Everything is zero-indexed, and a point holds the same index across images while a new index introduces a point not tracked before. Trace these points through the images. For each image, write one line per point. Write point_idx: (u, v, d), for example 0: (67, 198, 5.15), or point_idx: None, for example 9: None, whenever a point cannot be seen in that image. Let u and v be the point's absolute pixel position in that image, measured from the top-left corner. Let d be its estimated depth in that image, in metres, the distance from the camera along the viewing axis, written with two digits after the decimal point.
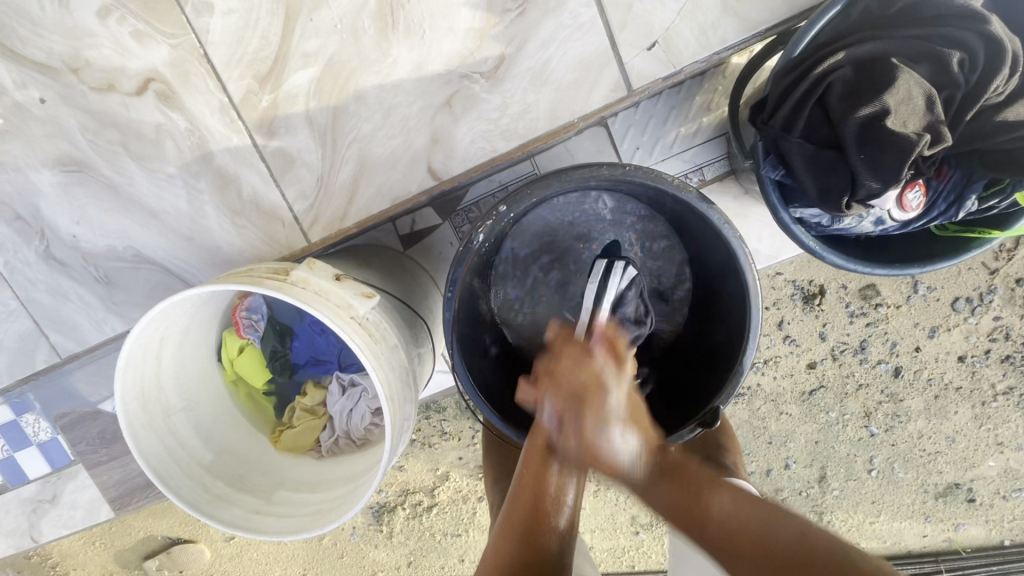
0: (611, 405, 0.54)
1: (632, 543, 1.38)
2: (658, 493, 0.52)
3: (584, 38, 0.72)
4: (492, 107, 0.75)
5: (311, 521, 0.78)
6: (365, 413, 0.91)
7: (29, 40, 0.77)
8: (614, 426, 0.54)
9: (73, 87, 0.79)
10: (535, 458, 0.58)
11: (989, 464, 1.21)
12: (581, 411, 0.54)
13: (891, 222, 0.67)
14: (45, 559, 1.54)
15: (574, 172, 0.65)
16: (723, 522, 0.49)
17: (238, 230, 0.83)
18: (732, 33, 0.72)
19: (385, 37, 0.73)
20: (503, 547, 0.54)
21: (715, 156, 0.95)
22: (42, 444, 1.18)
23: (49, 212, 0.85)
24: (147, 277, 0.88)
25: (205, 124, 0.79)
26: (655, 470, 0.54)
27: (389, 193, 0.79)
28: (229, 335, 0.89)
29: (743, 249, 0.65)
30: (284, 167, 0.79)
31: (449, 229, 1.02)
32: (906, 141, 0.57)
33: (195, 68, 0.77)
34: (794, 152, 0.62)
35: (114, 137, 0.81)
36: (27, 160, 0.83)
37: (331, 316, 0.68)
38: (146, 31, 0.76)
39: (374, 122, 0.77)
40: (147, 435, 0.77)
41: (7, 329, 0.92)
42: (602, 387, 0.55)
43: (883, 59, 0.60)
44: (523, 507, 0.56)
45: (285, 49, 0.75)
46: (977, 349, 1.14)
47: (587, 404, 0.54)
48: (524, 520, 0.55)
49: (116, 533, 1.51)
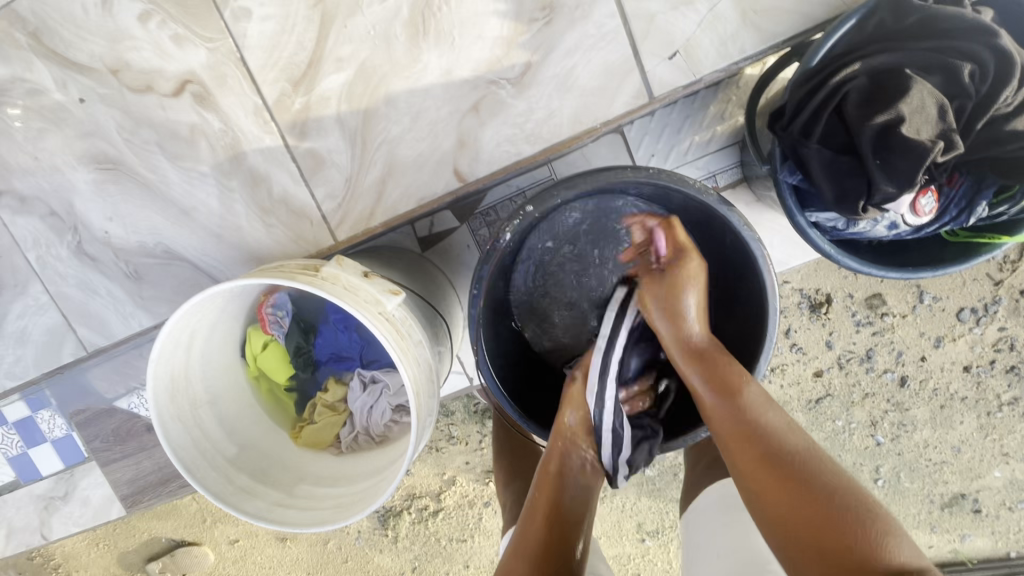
0: (687, 303, 0.71)
1: (638, 551, 1.39)
2: (698, 376, 0.68)
3: (607, 47, 0.75)
4: (518, 112, 0.78)
5: (333, 514, 0.79)
6: (387, 409, 0.92)
7: (72, 42, 0.81)
8: (692, 292, 0.72)
9: (112, 87, 0.82)
10: (544, 491, 0.74)
11: (995, 474, 1.22)
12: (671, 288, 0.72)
13: (904, 226, 0.69)
14: (47, 560, 1.56)
15: (598, 174, 0.68)
16: (756, 412, 0.63)
17: (266, 229, 0.86)
18: (750, 45, 0.75)
19: (416, 44, 0.76)
20: (513, 562, 0.69)
21: (728, 164, 0.98)
22: (55, 441, 1.16)
23: (82, 209, 0.88)
24: (176, 274, 0.90)
25: (238, 125, 0.82)
26: (706, 361, 0.68)
27: (415, 195, 0.82)
28: (254, 331, 0.91)
29: (762, 251, 0.67)
30: (314, 167, 0.82)
31: (467, 232, 1.04)
32: (920, 148, 0.60)
33: (232, 71, 0.80)
34: (813, 158, 0.65)
35: (150, 136, 0.83)
36: (63, 158, 0.86)
37: (361, 310, 0.71)
38: (185, 35, 0.79)
39: (403, 125, 0.79)
40: (176, 425, 0.78)
41: (36, 322, 0.95)
42: (687, 281, 0.72)
43: (897, 69, 0.63)
44: (531, 530, 0.71)
45: (319, 54, 0.78)
46: (982, 359, 1.16)
47: (678, 272, 0.72)
48: (533, 538, 0.70)
49: (120, 534, 1.53)
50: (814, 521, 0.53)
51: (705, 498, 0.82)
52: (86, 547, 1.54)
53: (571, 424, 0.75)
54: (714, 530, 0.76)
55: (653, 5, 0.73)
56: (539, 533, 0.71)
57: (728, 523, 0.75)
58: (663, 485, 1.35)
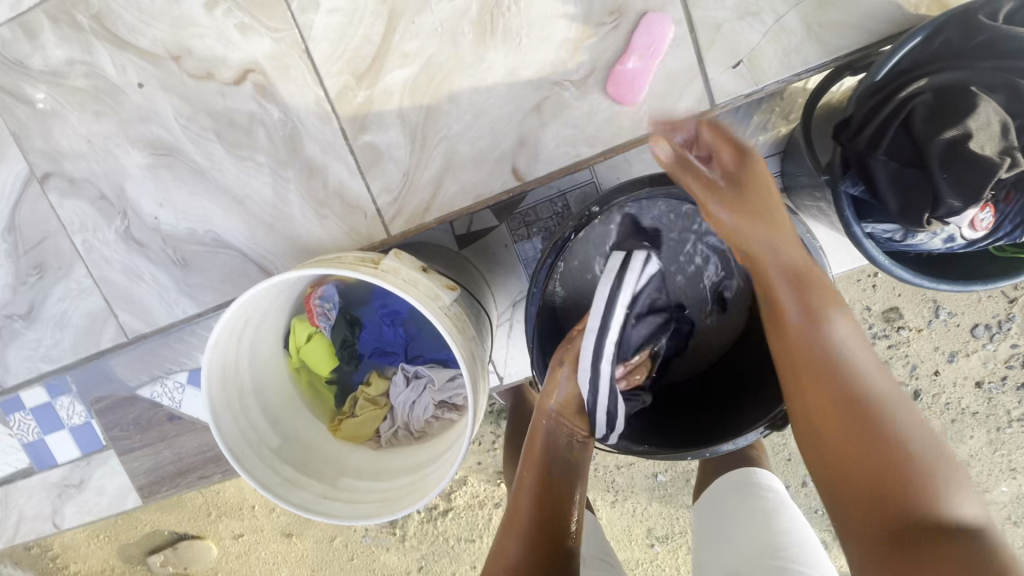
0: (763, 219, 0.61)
1: (646, 556, 1.40)
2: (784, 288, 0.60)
3: (673, 53, 0.76)
4: (579, 114, 0.79)
5: (379, 507, 0.80)
6: (429, 404, 0.93)
7: (135, 27, 0.81)
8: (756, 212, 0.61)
9: (173, 73, 0.82)
10: (532, 466, 0.76)
11: (1001, 489, 1.24)
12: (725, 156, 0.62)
13: (960, 241, 0.70)
14: (44, 551, 1.54)
15: (660, 180, 0.69)
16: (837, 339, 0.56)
17: (320, 220, 0.86)
18: (813, 56, 0.76)
19: (483, 43, 0.77)
20: (507, 539, 0.70)
21: (767, 174, 1.00)
22: (74, 428, 1.14)
23: (133, 193, 0.88)
24: (223, 262, 0.90)
25: (298, 116, 0.82)
26: (790, 275, 0.60)
27: (472, 192, 0.82)
28: (300, 322, 0.91)
29: (823, 259, 0.68)
30: (372, 161, 0.82)
31: (506, 231, 1.05)
32: (989, 163, 0.62)
33: (295, 62, 0.80)
34: (879, 169, 0.66)
35: (208, 124, 0.83)
36: (118, 142, 0.86)
37: (424, 304, 0.71)
38: (251, 24, 0.79)
39: (463, 122, 0.80)
40: (225, 415, 0.78)
41: (76, 306, 0.95)
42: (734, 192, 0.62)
43: (963, 86, 0.65)
44: (520, 505, 0.72)
45: (385, 49, 0.78)
46: (994, 375, 1.18)
47: (746, 170, 0.61)
48: (524, 517, 0.71)
49: (122, 527, 1.52)
50: (869, 476, 0.49)
51: (718, 487, 0.84)
52: (84, 539, 1.53)
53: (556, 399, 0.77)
54: (728, 520, 0.77)
55: (720, 14, 0.75)
56: (526, 518, 0.71)
57: (740, 510, 0.77)
58: (675, 491, 1.36)
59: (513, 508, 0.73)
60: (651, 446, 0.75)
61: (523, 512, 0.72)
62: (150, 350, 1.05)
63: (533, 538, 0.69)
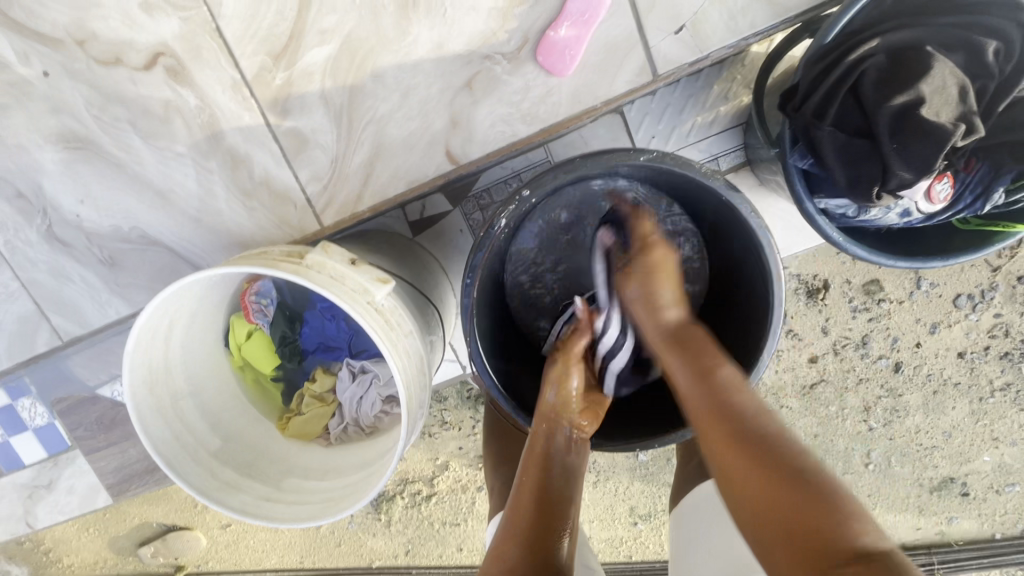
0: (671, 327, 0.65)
1: (630, 534, 1.38)
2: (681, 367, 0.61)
3: (610, 20, 0.70)
4: (513, 90, 0.73)
5: (321, 509, 0.76)
6: (376, 400, 0.90)
7: (32, 10, 0.74)
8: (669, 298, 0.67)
9: (78, 60, 0.76)
10: (534, 470, 0.66)
11: (984, 459, 1.22)
12: (659, 275, 0.68)
13: (917, 215, 0.66)
14: (35, 546, 1.50)
15: (597, 158, 0.64)
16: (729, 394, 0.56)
17: (248, 213, 0.81)
18: (760, 19, 0.70)
19: (406, 15, 0.71)
20: (504, 544, 0.60)
21: (731, 147, 0.95)
22: (37, 429, 1.07)
23: (51, 191, 0.83)
24: (154, 259, 0.86)
25: (216, 102, 0.76)
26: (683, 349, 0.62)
27: (405, 177, 0.78)
28: (237, 320, 0.88)
29: (770, 241, 0.64)
30: (298, 148, 0.77)
31: (460, 216, 1.00)
32: (942, 130, 0.56)
33: (207, 43, 0.74)
34: (826, 140, 0.61)
35: (121, 114, 0.78)
36: (29, 136, 0.80)
37: (347, 301, 0.67)
38: (156, 3, 0.73)
39: (391, 103, 0.75)
40: (155, 419, 0.75)
41: (7, 310, 0.91)
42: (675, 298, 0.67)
43: (917, 47, 0.59)
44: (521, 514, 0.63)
45: (301, 26, 0.73)
46: (977, 346, 1.14)
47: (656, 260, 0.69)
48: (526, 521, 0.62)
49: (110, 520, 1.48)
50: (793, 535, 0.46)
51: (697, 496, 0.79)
52: (75, 532, 1.49)
53: (556, 402, 0.71)
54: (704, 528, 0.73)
55: None
56: (516, 544, 0.60)
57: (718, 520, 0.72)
58: (656, 469, 1.35)
59: (509, 522, 0.63)
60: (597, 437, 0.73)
61: (523, 519, 0.63)
62: (105, 346, 0.94)
63: (525, 550, 0.59)
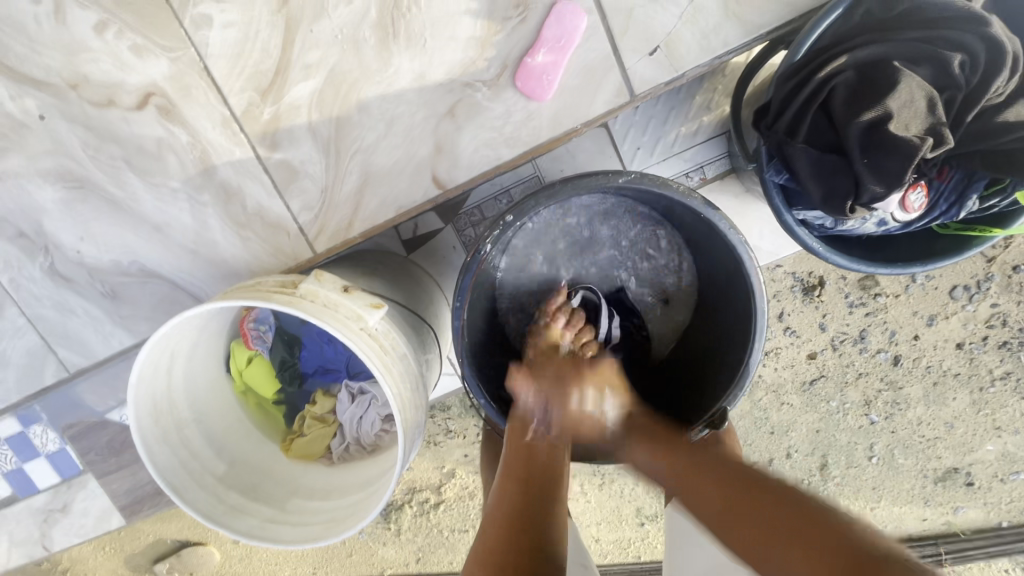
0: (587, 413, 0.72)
1: (638, 534, 1.40)
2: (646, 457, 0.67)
3: (586, 44, 0.72)
4: (495, 115, 0.75)
5: (324, 529, 0.78)
6: (376, 419, 0.92)
7: (26, 56, 0.77)
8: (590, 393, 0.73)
9: (72, 102, 0.78)
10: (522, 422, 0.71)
11: (987, 448, 1.23)
12: (572, 383, 0.73)
13: (894, 223, 0.68)
14: (53, 567, 1.52)
15: (576, 182, 0.66)
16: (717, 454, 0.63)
17: (243, 243, 0.83)
18: (733, 36, 0.72)
19: (387, 47, 0.73)
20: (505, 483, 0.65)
21: (715, 155, 0.96)
22: (49, 454, 1.09)
23: (52, 228, 0.85)
24: (155, 291, 0.89)
25: (207, 138, 0.79)
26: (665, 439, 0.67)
27: (394, 204, 0.80)
28: (237, 346, 0.91)
29: (749, 254, 0.66)
30: (288, 178, 0.79)
31: (453, 233, 1.01)
32: (908, 146, 0.57)
33: (196, 82, 0.76)
34: (799, 157, 0.62)
35: (116, 152, 0.80)
36: (28, 177, 0.82)
37: (338, 328, 0.69)
38: (145, 45, 0.75)
39: (377, 132, 0.77)
40: (161, 448, 0.77)
41: (15, 345, 0.94)
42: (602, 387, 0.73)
43: (885, 62, 0.60)
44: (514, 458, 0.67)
45: (286, 61, 0.75)
46: (974, 336, 1.15)
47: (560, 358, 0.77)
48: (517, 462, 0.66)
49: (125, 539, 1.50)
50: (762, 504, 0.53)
51: None
52: (91, 553, 1.49)
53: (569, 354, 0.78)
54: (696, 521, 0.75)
55: None
56: (511, 502, 0.63)
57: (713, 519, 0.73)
58: None
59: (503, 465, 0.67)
60: (587, 451, 0.75)
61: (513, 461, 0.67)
62: (113, 371, 0.96)
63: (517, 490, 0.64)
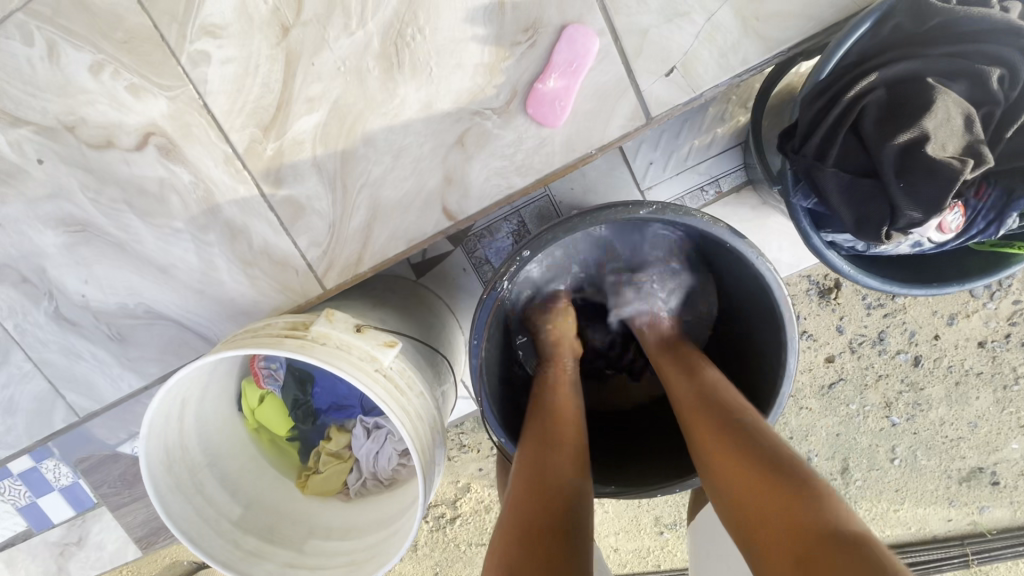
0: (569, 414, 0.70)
1: (656, 543, 1.37)
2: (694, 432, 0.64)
3: (598, 67, 0.69)
4: (505, 144, 0.72)
5: (345, 573, 0.76)
6: (392, 454, 0.90)
7: (21, 100, 0.74)
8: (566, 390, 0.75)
9: (71, 146, 0.76)
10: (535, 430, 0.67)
11: (1012, 447, 1.20)
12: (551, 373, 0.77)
13: (928, 244, 0.65)
14: None
15: (595, 215, 0.63)
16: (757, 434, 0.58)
17: (250, 281, 0.81)
18: (753, 54, 0.68)
19: (392, 78, 0.70)
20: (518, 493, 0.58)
21: (730, 167, 0.93)
22: (63, 490, 1.07)
23: (55, 273, 0.83)
24: (161, 332, 0.87)
25: (209, 176, 0.76)
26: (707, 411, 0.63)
27: (404, 236, 0.77)
28: (249, 385, 0.90)
29: (779, 285, 0.63)
30: (295, 216, 0.77)
31: (462, 255, 0.99)
32: (949, 169, 0.55)
33: (196, 120, 0.74)
34: (829, 183, 0.60)
35: (117, 195, 0.78)
36: (28, 221, 0.80)
37: (353, 373, 0.67)
38: (142, 84, 0.73)
39: (384, 164, 0.74)
40: (174, 496, 0.75)
41: (23, 390, 0.92)
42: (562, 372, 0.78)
43: (917, 80, 0.58)
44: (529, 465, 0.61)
45: (287, 96, 0.72)
46: (997, 334, 1.11)
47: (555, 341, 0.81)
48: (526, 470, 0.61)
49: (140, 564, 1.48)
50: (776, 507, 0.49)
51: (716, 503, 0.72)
52: None
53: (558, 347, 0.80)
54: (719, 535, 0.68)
55: (645, 19, 0.67)
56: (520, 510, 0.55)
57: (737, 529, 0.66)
58: None
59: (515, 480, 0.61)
60: (616, 487, 0.71)
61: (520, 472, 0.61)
62: (123, 411, 0.95)
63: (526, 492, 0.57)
